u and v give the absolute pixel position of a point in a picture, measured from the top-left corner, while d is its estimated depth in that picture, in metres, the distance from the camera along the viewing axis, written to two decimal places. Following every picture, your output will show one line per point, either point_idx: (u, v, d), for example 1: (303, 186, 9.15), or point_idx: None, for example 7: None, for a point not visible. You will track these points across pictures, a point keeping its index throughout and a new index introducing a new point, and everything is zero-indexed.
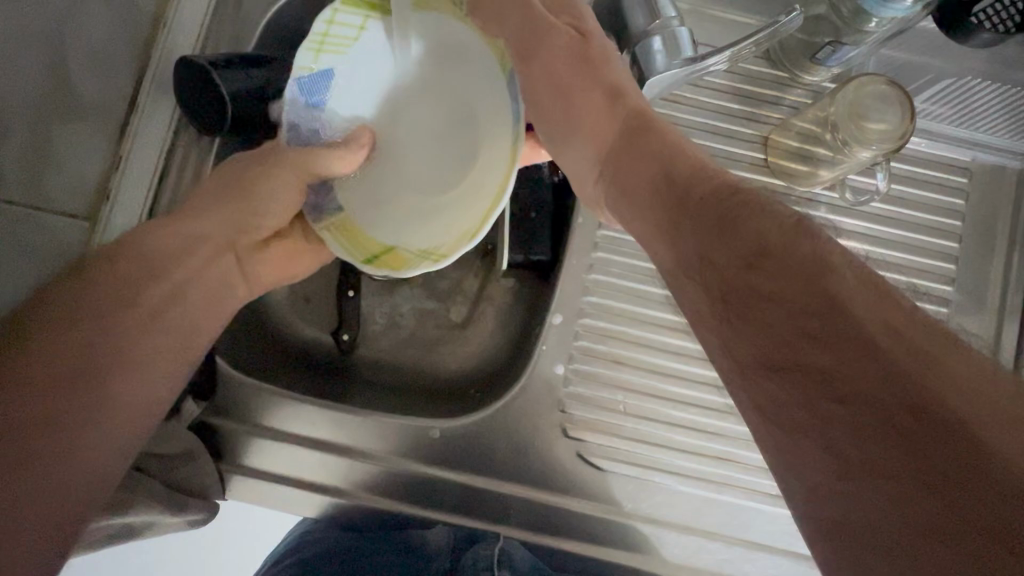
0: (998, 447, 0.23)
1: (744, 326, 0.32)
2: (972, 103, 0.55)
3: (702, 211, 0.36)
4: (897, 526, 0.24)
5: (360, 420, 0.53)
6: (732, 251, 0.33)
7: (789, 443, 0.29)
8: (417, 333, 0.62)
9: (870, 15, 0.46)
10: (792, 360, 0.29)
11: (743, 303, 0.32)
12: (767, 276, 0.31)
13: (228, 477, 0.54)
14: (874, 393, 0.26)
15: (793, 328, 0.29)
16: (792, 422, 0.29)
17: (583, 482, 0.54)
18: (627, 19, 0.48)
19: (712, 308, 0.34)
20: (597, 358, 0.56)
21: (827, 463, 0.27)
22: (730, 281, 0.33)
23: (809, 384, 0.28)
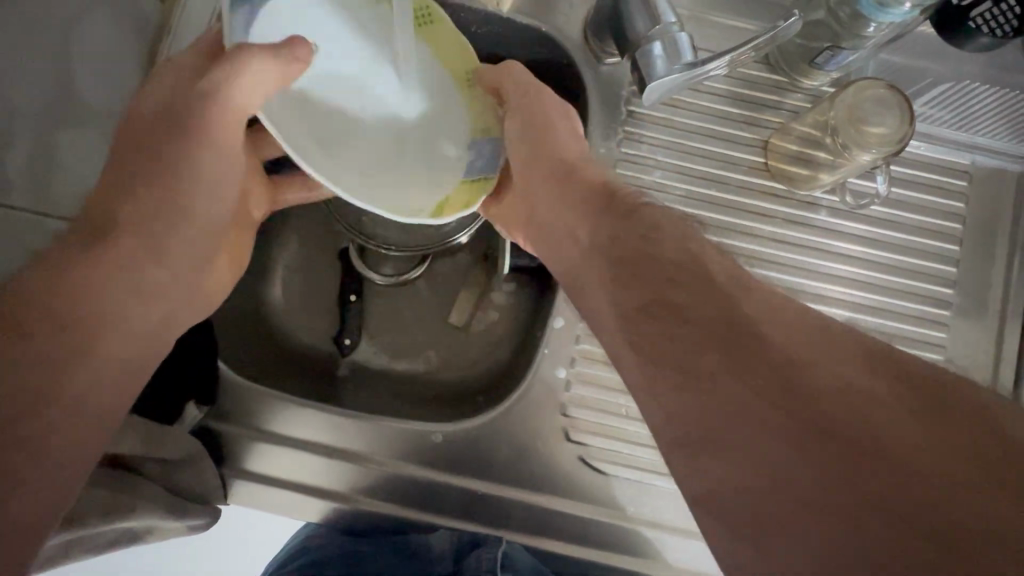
0: (908, 449, 0.26)
1: (653, 324, 0.34)
2: (971, 105, 0.55)
3: (656, 243, 0.37)
4: (801, 498, 0.26)
5: (362, 423, 0.53)
6: (650, 265, 0.36)
7: (707, 424, 0.29)
8: (417, 337, 0.62)
9: (869, 20, 0.47)
10: (703, 348, 0.31)
11: (670, 315, 0.33)
12: (673, 275, 0.35)
13: (230, 482, 0.53)
14: (779, 381, 0.29)
15: (700, 324, 0.32)
16: (706, 406, 0.30)
17: (585, 486, 0.53)
18: (628, 25, 0.48)
19: (634, 317, 0.35)
20: (599, 361, 0.56)
21: (738, 441, 0.28)
22: (639, 278, 0.36)
23: (721, 372, 0.30)
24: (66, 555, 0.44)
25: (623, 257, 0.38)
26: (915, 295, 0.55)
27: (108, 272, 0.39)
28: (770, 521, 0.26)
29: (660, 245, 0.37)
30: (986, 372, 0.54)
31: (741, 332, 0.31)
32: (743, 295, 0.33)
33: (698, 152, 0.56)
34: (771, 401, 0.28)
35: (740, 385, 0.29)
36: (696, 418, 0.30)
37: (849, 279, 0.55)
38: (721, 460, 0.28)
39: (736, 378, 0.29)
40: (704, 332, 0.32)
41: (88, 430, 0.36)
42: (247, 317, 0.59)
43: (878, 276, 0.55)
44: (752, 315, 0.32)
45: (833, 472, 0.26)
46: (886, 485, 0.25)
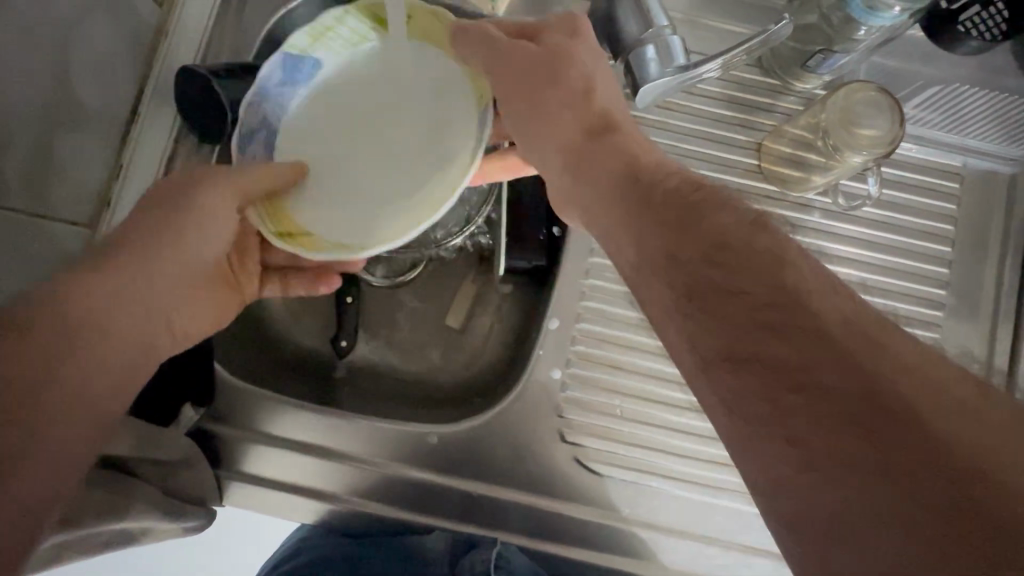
0: (996, 467, 0.22)
1: (705, 319, 0.31)
2: (961, 108, 0.55)
3: (708, 245, 0.33)
4: (863, 514, 0.23)
5: (359, 425, 0.54)
6: (703, 262, 0.32)
7: (759, 436, 0.27)
8: (414, 340, 0.62)
9: (859, 24, 0.47)
10: (755, 352, 0.28)
11: (726, 315, 0.30)
12: (729, 272, 0.31)
13: (226, 484, 0.54)
14: (838, 385, 0.25)
15: (752, 319, 0.29)
16: (756, 416, 0.27)
17: (581, 487, 0.54)
18: (622, 29, 0.49)
19: (686, 310, 0.32)
20: (595, 362, 0.56)
21: (794, 455, 0.25)
22: (689, 279, 0.32)
23: (779, 379, 0.27)
24: (60, 557, 0.44)
25: (662, 267, 0.34)
26: (908, 295, 0.55)
27: (104, 289, 0.40)
28: (834, 543, 0.23)
29: (709, 247, 0.33)
30: (979, 373, 0.54)
31: (799, 355, 0.27)
32: (802, 305, 0.28)
33: (691, 154, 0.56)
34: (826, 408, 0.25)
35: (798, 394, 0.26)
36: (752, 430, 0.27)
37: (843, 281, 0.55)
38: (780, 477, 0.26)
39: (792, 411, 0.26)
40: (770, 332, 0.28)
41: (70, 451, 0.35)
42: (243, 318, 0.59)
43: (872, 277, 0.55)
44: (814, 331, 0.27)
45: (903, 491, 0.22)
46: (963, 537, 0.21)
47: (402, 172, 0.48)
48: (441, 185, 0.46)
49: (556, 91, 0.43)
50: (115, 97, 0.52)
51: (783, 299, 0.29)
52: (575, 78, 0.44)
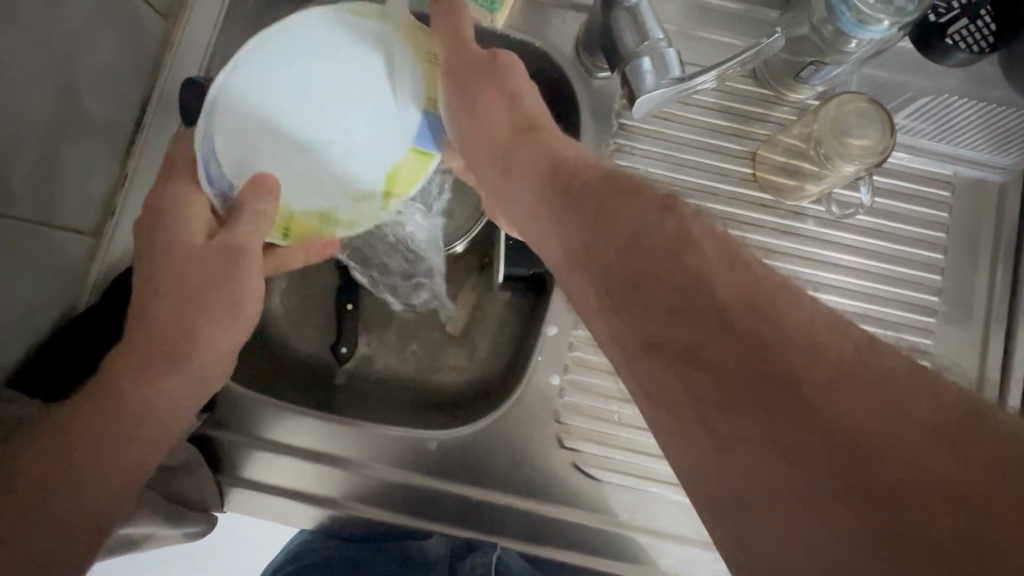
0: (897, 455, 0.23)
1: (629, 313, 0.32)
2: (951, 118, 0.55)
3: (637, 242, 0.33)
4: (776, 502, 0.25)
5: (358, 431, 0.54)
6: (624, 251, 0.33)
7: (685, 428, 0.28)
8: (414, 346, 0.62)
9: (850, 37, 0.48)
10: (669, 341, 0.29)
11: (643, 305, 0.31)
12: (644, 258, 0.32)
13: (227, 490, 0.54)
14: (742, 374, 0.27)
15: (668, 308, 0.30)
16: (676, 405, 0.29)
17: (579, 492, 0.54)
18: (618, 42, 0.50)
19: (615, 301, 0.33)
20: (592, 369, 0.56)
21: (710, 444, 0.27)
22: (615, 272, 0.33)
23: (693, 371, 0.28)
24: None
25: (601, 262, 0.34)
26: (901, 301, 0.56)
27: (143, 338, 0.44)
28: (753, 526, 0.26)
29: (631, 238, 0.33)
30: (973, 379, 0.55)
31: (718, 346, 0.28)
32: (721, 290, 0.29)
33: (688, 163, 0.57)
34: (738, 397, 0.26)
35: (708, 380, 0.28)
36: (676, 422, 0.29)
37: (838, 287, 0.56)
38: (705, 466, 0.27)
39: (714, 406, 0.27)
40: (683, 320, 0.29)
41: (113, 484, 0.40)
42: None
43: (866, 284, 0.56)
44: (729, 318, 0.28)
45: (814, 483, 0.24)
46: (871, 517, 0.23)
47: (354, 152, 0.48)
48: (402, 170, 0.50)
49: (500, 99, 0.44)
50: (120, 108, 0.52)
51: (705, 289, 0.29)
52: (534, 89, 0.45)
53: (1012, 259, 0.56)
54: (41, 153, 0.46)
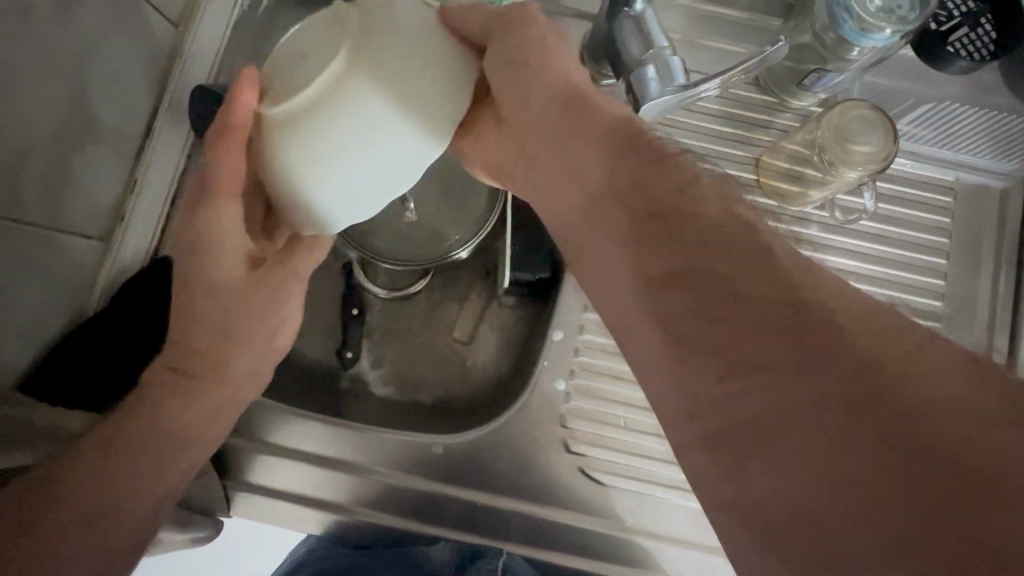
0: (919, 403, 0.23)
1: (651, 244, 0.32)
2: (954, 125, 0.56)
3: (666, 189, 0.33)
4: (783, 424, 0.25)
5: (364, 435, 0.54)
6: (668, 194, 0.33)
7: (693, 348, 0.28)
8: (418, 350, 0.63)
9: (852, 45, 0.49)
10: (690, 268, 0.30)
11: (668, 241, 0.32)
12: (691, 201, 0.32)
13: (233, 495, 0.54)
14: (769, 303, 0.27)
15: (698, 239, 0.31)
16: (690, 328, 0.29)
17: (585, 497, 0.54)
18: (623, 49, 0.50)
19: (640, 231, 0.33)
20: (597, 373, 0.57)
21: (716, 363, 0.27)
22: (653, 208, 0.33)
23: (715, 297, 0.29)
24: None
25: (623, 209, 0.34)
26: (905, 306, 0.56)
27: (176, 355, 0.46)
28: (749, 446, 0.25)
29: (676, 185, 0.33)
30: None
31: (738, 282, 0.28)
32: (746, 236, 0.30)
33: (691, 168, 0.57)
34: (768, 316, 0.27)
35: (728, 303, 0.28)
36: (685, 347, 0.29)
37: None
38: (717, 384, 0.27)
39: (734, 333, 0.27)
40: (715, 253, 0.30)
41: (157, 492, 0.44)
42: None
43: (869, 289, 0.56)
44: (757, 260, 0.29)
45: (825, 411, 0.24)
46: (882, 432, 0.23)
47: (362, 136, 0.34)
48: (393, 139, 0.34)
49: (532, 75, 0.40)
50: (131, 115, 0.53)
51: (733, 235, 0.30)
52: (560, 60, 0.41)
53: (1015, 263, 0.57)
54: (53, 160, 0.47)
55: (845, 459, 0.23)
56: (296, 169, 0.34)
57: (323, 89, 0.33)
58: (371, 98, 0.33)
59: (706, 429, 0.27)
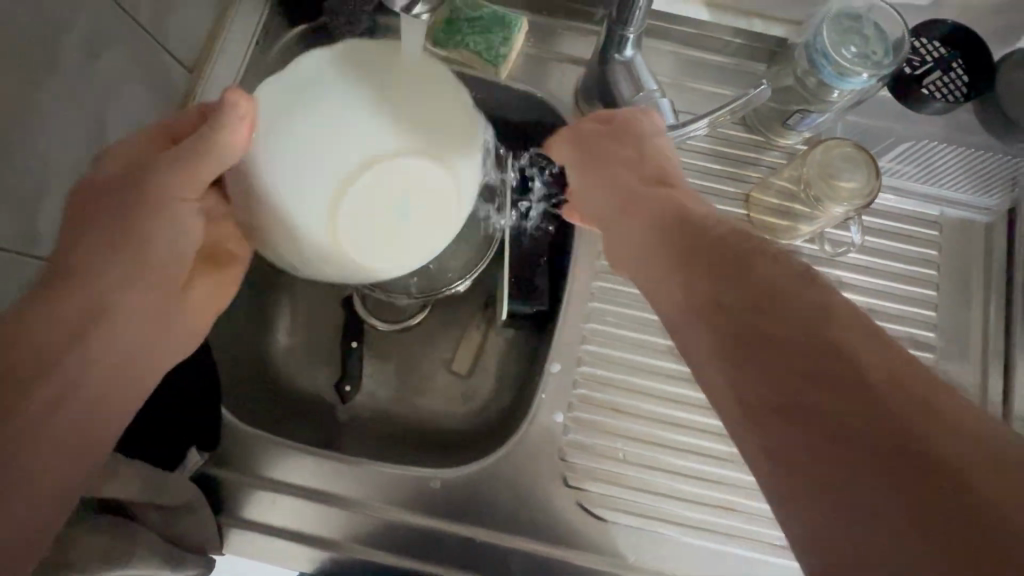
0: (964, 461, 0.23)
1: (704, 303, 0.33)
2: (934, 162, 0.58)
3: (713, 245, 0.35)
4: (836, 475, 0.25)
5: (363, 469, 0.54)
6: (717, 260, 0.34)
7: (751, 401, 0.29)
8: (416, 384, 0.63)
9: (832, 88, 0.51)
10: (744, 326, 0.30)
11: (721, 303, 0.32)
12: (738, 265, 0.33)
13: (227, 531, 0.53)
14: (822, 360, 0.27)
15: (750, 302, 0.31)
16: (752, 385, 0.29)
17: (584, 533, 0.53)
18: (616, 92, 0.54)
19: (690, 293, 0.34)
20: (596, 405, 0.57)
21: (773, 416, 0.27)
22: (705, 271, 0.34)
23: (767, 353, 0.29)
24: None
25: (678, 263, 0.36)
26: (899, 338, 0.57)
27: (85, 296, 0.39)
28: (810, 497, 0.25)
29: (722, 253, 0.34)
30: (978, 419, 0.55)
31: (785, 343, 0.29)
32: (782, 290, 0.31)
33: None
34: (819, 376, 0.27)
35: (779, 360, 0.28)
36: (741, 399, 0.29)
37: None
38: (780, 435, 0.27)
39: (789, 388, 0.27)
40: (762, 313, 0.30)
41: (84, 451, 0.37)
42: (249, 364, 0.60)
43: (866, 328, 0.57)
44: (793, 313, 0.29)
45: (876, 464, 0.24)
46: (919, 471, 0.23)
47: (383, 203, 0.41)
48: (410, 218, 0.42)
49: (608, 155, 0.45)
50: None
51: (764, 289, 0.31)
52: (622, 143, 0.46)
53: (1004, 296, 0.58)
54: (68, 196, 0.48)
55: (896, 509, 0.23)
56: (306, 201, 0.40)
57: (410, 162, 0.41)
58: (442, 176, 0.42)
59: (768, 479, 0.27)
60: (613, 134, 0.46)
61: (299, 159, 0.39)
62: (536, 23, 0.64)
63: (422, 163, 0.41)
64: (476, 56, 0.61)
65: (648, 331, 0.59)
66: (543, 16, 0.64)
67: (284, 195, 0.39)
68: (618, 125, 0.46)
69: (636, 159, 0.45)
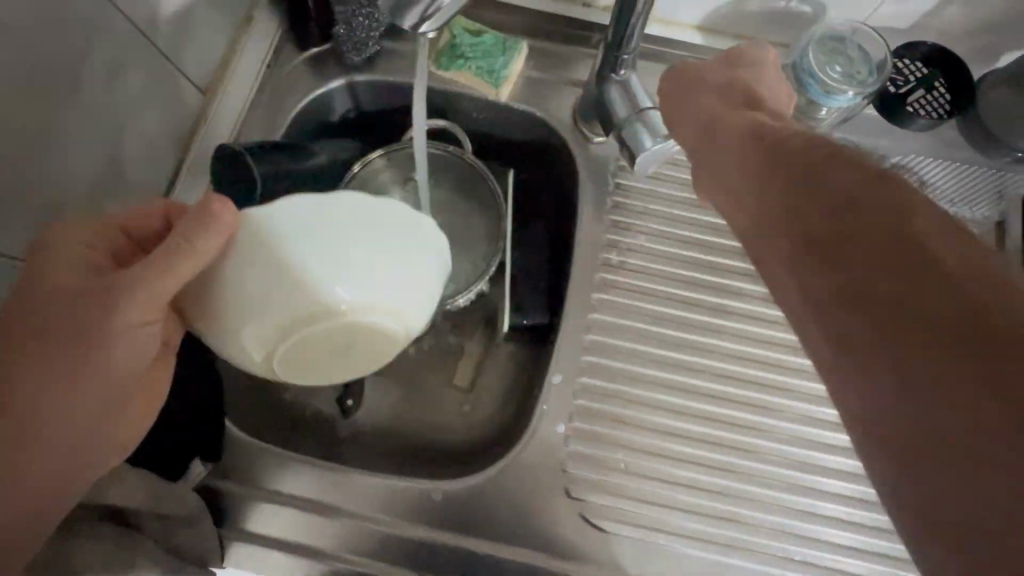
0: None
1: (796, 212, 0.34)
2: (922, 177, 0.60)
3: (807, 165, 0.35)
4: (918, 364, 0.26)
5: (365, 481, 0.54)
6: (811, 175, 0.34)
7: (836, 293, 0.30)
8: (419, 397, 0.64)
9: (821, 106, 0.54)
10: (835, 230, 0.31)
11: (812, 207, 0.33)
12: (831, 180, 0.33)
13: (230, 544, 0.52)
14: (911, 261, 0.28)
15: (842, 210, 0.32)
16: (839, 278, 0.30)
17: (587, 546, 0.53)
18: (611, 111, 0.56)
19: (783, 205, 0.35)
20: (597, 416, 0.57)
21: (855, 306, 0.29)
22: (795, 188, 0.35)
23: (854, 251, 0.30)
24: None
25: (769, 182, 0.37)
26: None
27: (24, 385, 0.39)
28: (887, 379, 0.27)
29: (815, 167, 0.34)
30: None
31: (891, 235, 0.29)
32: (884, 201, 0.30)
33: (683, 224, 0.63)
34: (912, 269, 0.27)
35: (873, 259, 0.29)
36: (825, 291, 0.31)
37: None
38: (863, 322, 0.28)
39: (881, 277, 0.28)
40: (855, 219, 0.31)
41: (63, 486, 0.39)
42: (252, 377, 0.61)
43: None
44: (908, 249, 0.28)
45: (959, 356, 0.24)
46: (964, 362, 0.24)
47: (343, 337, 0.44)
48: (368, 347, 0.46)
49: (722, 92, 0.49)
50: (155, 173, 0.57)
51: (857, 207, 0.31)
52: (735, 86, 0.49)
53: None
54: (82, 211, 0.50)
55: (962, 399, 0.24)
56: (266, 319, 0.41)
57: (367, 312, 0.42)
58: (392, 333, 0.45)
59: (844, 361, 0.29)
60: (737, 72, 0.50)
61: (274, 277, 0.40)
62: (536, 46, 0.66)
63: (381, 314, 0.43)
64: (478, 77, 0.63)
65: (649, 342, 0.60)
66: (542, 40, 0.66)
67: (247, 309, 0.40)
68: (740, 68, 0.50)
69: (752, 92, 0.48)
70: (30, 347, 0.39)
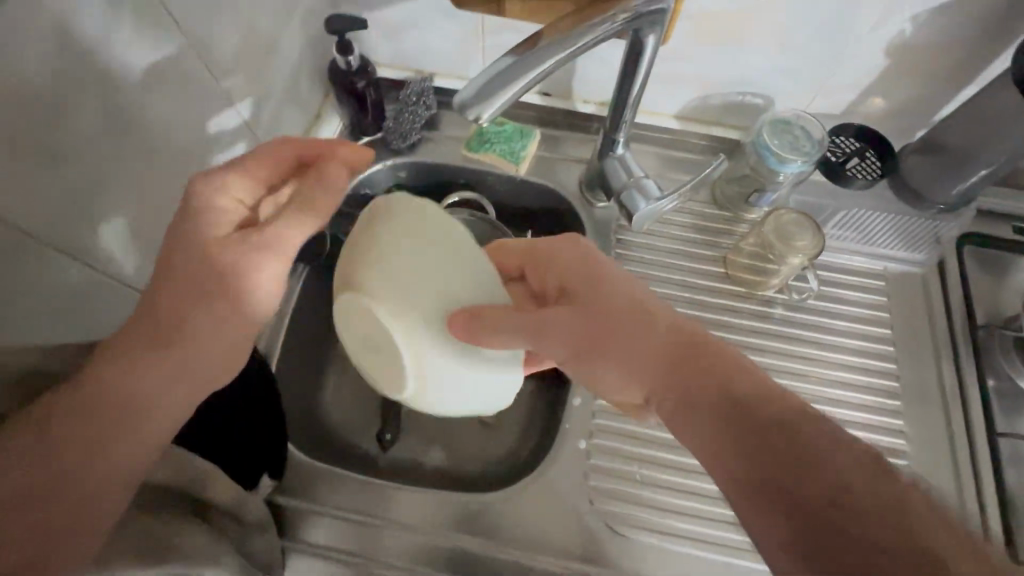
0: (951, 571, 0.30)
1: (727, 428, 0.40)
2: (869, 227, 0.73)
3: (718, 382, 0.42)
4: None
5: (410, 497, 0.60)
6: (727, 392, 0.41)
7: (785, 512, 0.35)
8: (452, 425, 0.72)
9: (778, 172, 0.67)
10: (765, 451, 0.37)
11: (736, 426, 0.39)
12: (750, 400, 0.40)
13: (291, 556, 0.59)
14: (835, 487, 0.34)
15: (764, 433, 0.38)
16: (787, 496, 0.35)
17: (613, 550, 0.59)
18: (611, 180, 0.70)
19: (711, 418, 0.41)
20: (613, 434, 0.65)
21: (807, 528, 0.34)
22: (720, 404, 0.41)
23: (789, 475, 0.36)
24: None
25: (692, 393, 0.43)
26: (857, 369, 0.68)
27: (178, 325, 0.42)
28: None
29: (730, 389, 0.41)
30: (944, 449, 0.65)
31: (806, 459, 0.36)
32: (790, 425, 0.38)
33: (676, 268, 0.74)
34: (835, 497, 0.34)
35: (806, 484, 0.35)
36: (776, 511, 0.35)
37: (829, 359, 0.69)
38: (819, 543, 0.33)
39: (818, 501, 0.34)
40: (783, 442, 0.37)
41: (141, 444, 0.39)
42: (306, 410, 0.69)
43: (836, 370, 0.68)
44: (823, 475, 0.35)
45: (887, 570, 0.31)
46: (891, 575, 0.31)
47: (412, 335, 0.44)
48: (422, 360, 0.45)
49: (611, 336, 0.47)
50: None
51: (778, 429, 0.38)
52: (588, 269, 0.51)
53: (954, 354, 0.69)
54: None
55: None
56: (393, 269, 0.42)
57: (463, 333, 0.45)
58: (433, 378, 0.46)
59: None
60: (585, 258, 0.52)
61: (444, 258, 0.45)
62: (546, 132, 0.82)
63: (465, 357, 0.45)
64: (501, 157, 0.78)
65: None
66: (550, 128, 0.82)
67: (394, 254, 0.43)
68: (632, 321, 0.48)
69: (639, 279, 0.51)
70: (175, 290, 0.42)
